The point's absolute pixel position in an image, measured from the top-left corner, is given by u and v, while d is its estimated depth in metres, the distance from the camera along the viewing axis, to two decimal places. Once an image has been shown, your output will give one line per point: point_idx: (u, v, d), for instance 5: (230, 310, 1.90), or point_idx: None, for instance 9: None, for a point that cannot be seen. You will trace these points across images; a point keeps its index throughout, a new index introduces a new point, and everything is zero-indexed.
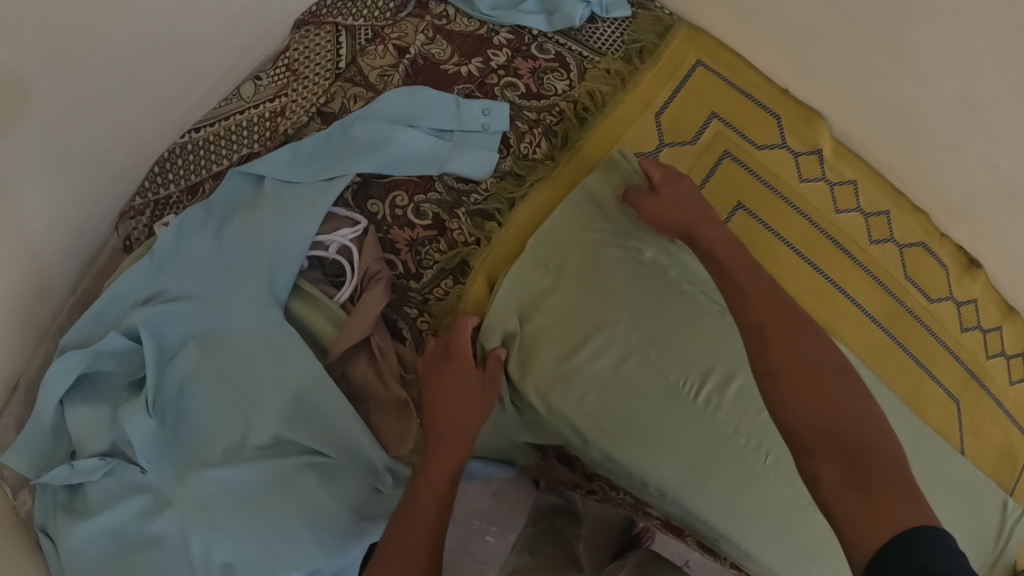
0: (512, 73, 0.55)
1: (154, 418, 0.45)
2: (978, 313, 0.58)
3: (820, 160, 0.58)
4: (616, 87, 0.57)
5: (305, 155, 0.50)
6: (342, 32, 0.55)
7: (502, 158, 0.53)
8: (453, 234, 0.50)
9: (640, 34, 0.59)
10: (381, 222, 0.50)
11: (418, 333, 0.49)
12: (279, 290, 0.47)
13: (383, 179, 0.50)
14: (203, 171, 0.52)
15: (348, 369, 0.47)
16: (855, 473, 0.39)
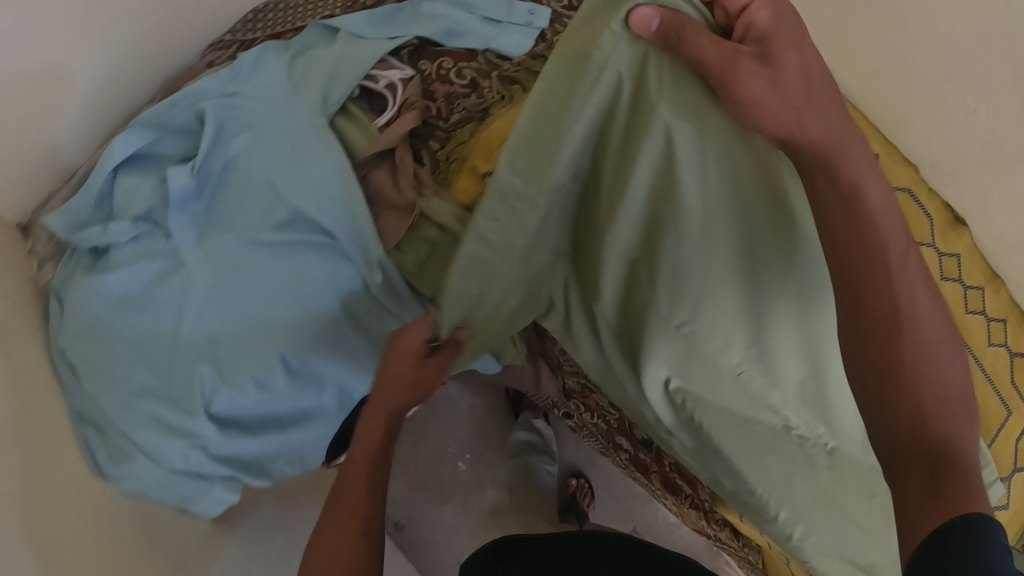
0: None
1: (194, 177, 0.51)
2: (959, 266, 0.59)
3: (826, 99, 0.64)
4: None
5: (378, 18, 0.59)
6: None
7: (539, 45, 0.59)
8: (484, 92, 0.58)
9: None
10: (427, 77, 0.58)
11: (435, 159, 0.58)
12: (331, 104, 0.55)
13: (436, 47, 0.59)
14: (288, 25, 0.61)
15: (372, 172, 0.57)
16: (929, 471, 0.43)
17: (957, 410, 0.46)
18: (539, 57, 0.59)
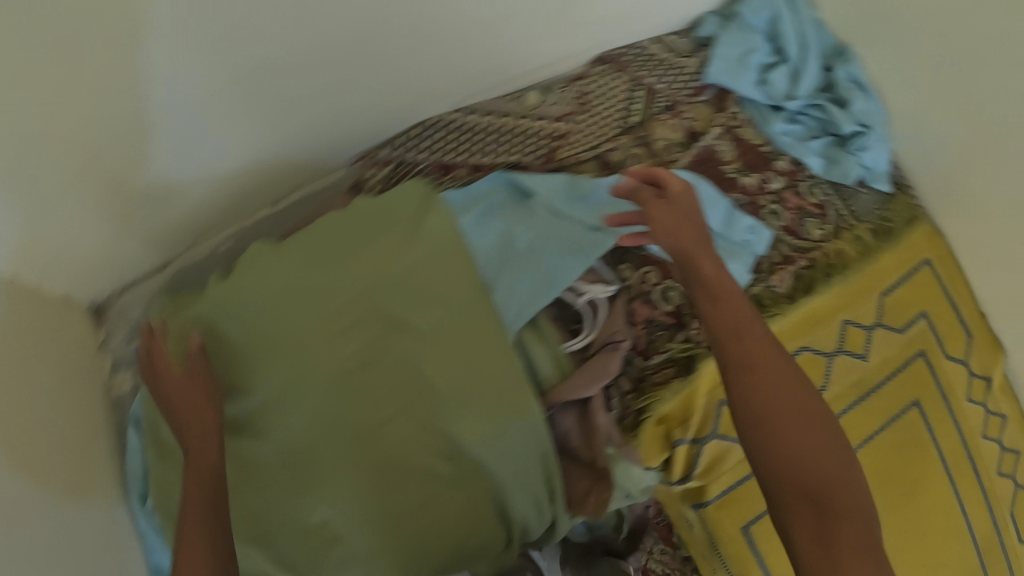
0: None
1: (485, 257, 0.74)
2: (996, 510, 0.88)
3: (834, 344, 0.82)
4: (764, 318, 0.78)
5: (576, 188, 0.78)
6: (641, 88, 0.86)
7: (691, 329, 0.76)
8: (691, 331, 0.76)
9: (779, 302, 0.79)
10: (630, 288, 0.77)
11: (623, 405, 0.74)
12: (520, 322, 0.72)
13: (641, 256, 0.78)
14: (462, 160, 0.81)
15: (560, 416, 0.72)
16: (820, 519, 0.50)
17: (833, 524, 0.50)
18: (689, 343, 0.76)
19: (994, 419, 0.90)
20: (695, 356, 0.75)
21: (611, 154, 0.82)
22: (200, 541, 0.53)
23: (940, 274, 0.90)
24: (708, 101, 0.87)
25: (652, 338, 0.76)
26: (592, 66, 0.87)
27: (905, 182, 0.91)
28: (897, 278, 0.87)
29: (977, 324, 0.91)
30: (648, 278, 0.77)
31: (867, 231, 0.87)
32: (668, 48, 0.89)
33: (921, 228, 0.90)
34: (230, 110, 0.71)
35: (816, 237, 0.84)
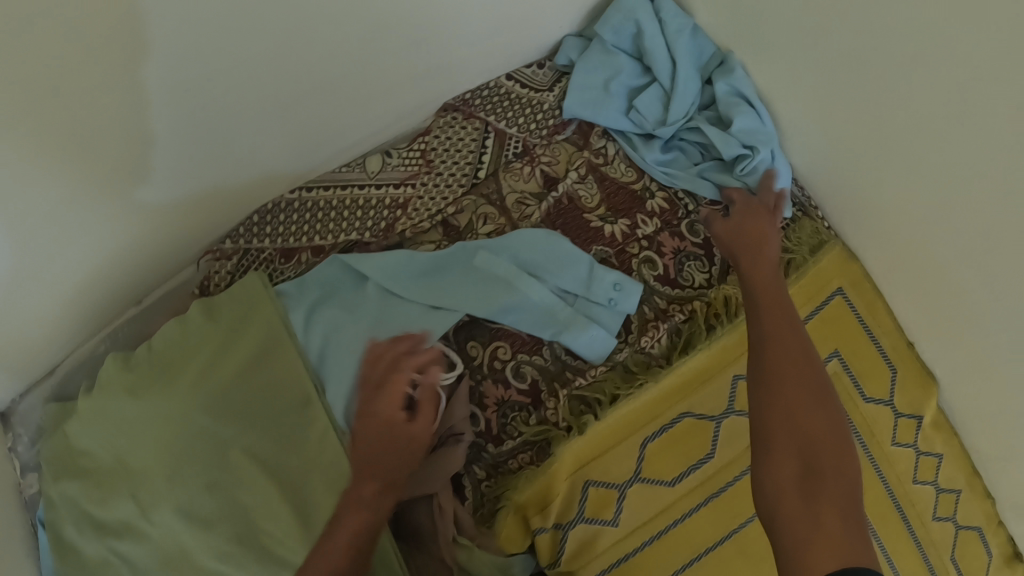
0: (582, 367, 0.73)
1: (323, 350, 0.73)
2: (923, 545, 0.88)
3: (724, 406, 0.74)
4: (633, 387, 0.72)
5: (416, 265, 0.74)
6: (491, 135, 0.79)
7: (549, 408, 0.72)
8: (548, 410, 0.72)
9: (648, 367, 0.73)
10: (477, 368, 0.73)
11: (479, 493, 0.71)
12: (357, 417, 0.71)
13: (492, 329, 0.73)
14: (303, 242, 0.77)
15: (408, 512, 0.70)
16: (808, 495, 0.50)
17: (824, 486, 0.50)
18: (546, 424, 0.71)
19: (926, 458, 0.87)
20: (552, 434, 0.71)
21: (455, 217, 0.77)
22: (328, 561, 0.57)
23: (856, 304, 0.84)
24: (569, 138, 0.80)
25: (505, 420, 0.72)
26: (438, 116, 0.80)
27: (807, 204, 0.85)
28: (801, 317, 0.81)
29: (903, 356, 0.85)
30: (498, 354, 0.73)
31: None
32: (524, 83, 0.82)
33: (831, 254, 0.83)
34: (175, 172, 0.71)
35: (697, 283, 0.76)
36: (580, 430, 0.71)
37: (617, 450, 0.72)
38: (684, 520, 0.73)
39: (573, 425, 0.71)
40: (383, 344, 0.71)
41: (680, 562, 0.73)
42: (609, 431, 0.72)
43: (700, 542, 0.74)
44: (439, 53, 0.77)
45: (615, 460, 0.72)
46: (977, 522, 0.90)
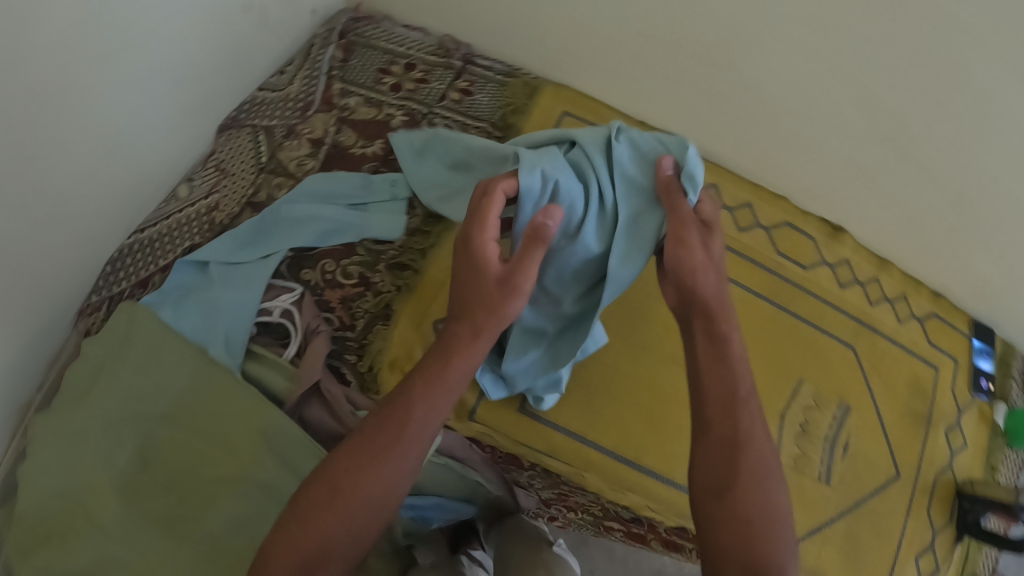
0: (392, 247, 0.93)
1: (192, 328, 0.88)
2: (750, 253, 1.05)
3: None
4: (431, 242, 0.93)
5: (240, 237, 0.93)
6: (260, 132, 1.01)
7: (380, 284, 0.91)
8: (378, 285, 0.91)
9: (439, 222, 0.94)
10: (315, 283, 0.92)
11: (359, 372, 0.88)
12: (235, 358, 0.86)
13: (313, 254, 0.93)
14: (153, 267, 0.94)
15: (307, 411, 0.86)
16: (727, 489, 0.65)
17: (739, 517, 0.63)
18: (383, 296, 0.91)
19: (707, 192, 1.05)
20: (391, 303, 0.90)
21: (256, 196, 0.97)
22: (314, 534, 0.60)
23: (580, 115, 1.05)
24: (320, 109, 1.03)
25: (353, 309, 0.91)
26: (218, 138, 1.01)
27: (514, 69, 1.08)
28: (543, 140, 1.02)
29: (642, 132, 1.06)
30: (329, 269, 0.93)
31: (492, 122, 1.02)
32: (271, 89, 1.05)
33: (545, 92, 1.05)
34: (18, 259, 0.78)
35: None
36: (409, 287, 0.91)
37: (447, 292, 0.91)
38: None
39: (402, 285, 0.90)
40: (236, 298, 0.89)
41: None
42: (433, 279, 0.91)
43: None
44: (200, 86, 0.95)
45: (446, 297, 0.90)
46: (783, 219, 1.08)
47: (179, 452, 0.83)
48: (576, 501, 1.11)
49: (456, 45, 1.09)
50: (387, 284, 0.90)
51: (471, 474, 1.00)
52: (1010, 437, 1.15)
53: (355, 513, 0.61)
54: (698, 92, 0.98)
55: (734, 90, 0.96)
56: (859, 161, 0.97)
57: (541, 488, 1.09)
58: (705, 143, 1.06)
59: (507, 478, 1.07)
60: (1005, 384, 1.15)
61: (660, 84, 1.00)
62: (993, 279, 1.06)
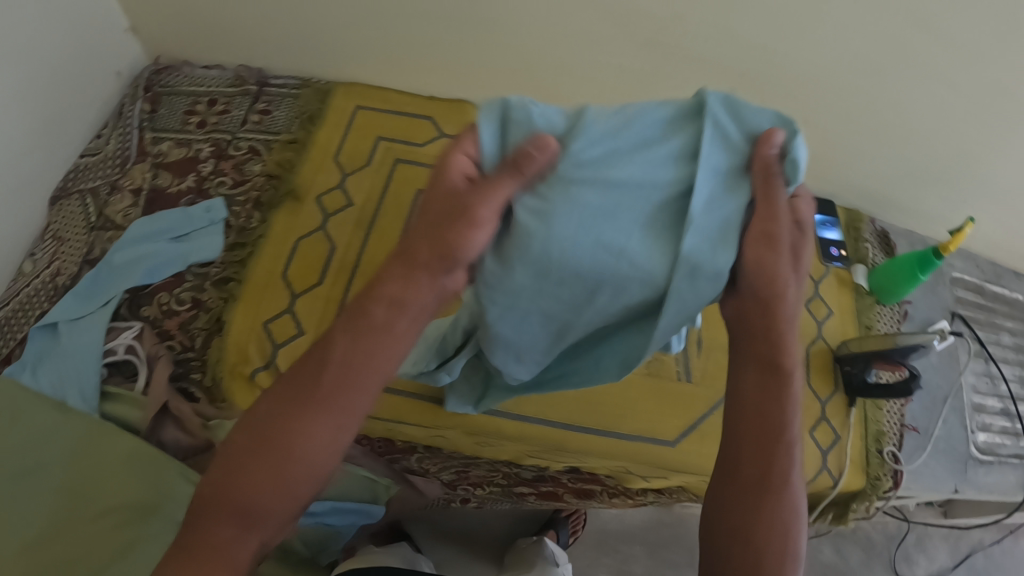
0: (214, 265, 0.99)
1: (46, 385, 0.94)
2: None
3: (317, 216, 1.01)
4: (248, 251, 0.99)
5: (79, 292, 1.00)
6: (86, 195, 1.08)
7: (209, 301, 0.97)
8: (208, 303, 0.97)
9: (252, 233, 1.00)
10: (153, 317, 0.98)
11: (204, 386, 0.94)
12: (90, 400, 0.92)
13: (147, 291, 1.00)
14: (9, 342, 1.00)
15: (162, 432, 0.91)
16: (757, 483, 0.53)
17: (734, 505, 0.54)
18: (213, 311, 0.97)
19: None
20: (222, 315, 0.96)
21: (91, 253, 1.04)
22: (225, 494, 0.48)
23: (373, 107, 1.11)
24: (136, 160, 1.09)
25: (189, 331, 0.97)
26: (51, 211, 1.08)
27: (307, 78, 1.14)
28: (341, 135, 1.07)
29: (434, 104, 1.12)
30: (165, 300, 0.99)
31: (292, 131, 1.08)
32: (91, 155, 1.12)
33: (337, 92, 1.12)
34: None
35: (255, 172, 1.06)
36: (234, 297, 0.96)
37: (271, 292, 0.97)
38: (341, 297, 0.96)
39: (227, 297, 0.96)
40: (81, 347, 0.95)
41: None
42: (254, 285, 0.97)
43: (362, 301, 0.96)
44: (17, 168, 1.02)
45: (269, 298, 0.96)
46: None
47: (57, 497, 0.83)
48: (474, 476, 1.17)
49: (250, 72, 1.15)
50: (213, 299, 0.96)
51: (358, 468, 1.09)
52: (879, 294, 1.17)
53: (276, 495, 0.48)
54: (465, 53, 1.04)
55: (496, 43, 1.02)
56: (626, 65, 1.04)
57: (438, 472, 1.16)
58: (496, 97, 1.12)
59: (398, 467, 1.14)
60: (858, 247, 1.19)
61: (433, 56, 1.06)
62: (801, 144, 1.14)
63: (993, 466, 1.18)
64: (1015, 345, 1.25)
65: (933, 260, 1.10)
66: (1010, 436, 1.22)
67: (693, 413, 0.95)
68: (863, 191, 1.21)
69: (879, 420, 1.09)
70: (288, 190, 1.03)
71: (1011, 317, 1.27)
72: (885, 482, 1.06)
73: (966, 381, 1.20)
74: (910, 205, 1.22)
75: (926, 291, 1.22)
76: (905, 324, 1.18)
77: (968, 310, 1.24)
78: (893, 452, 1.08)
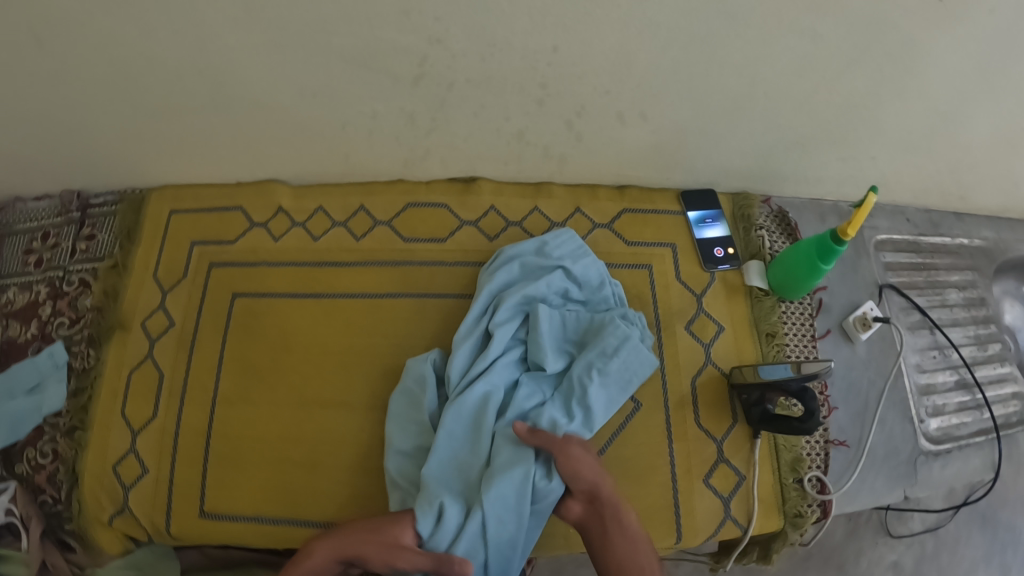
0: (66, 413, 1.01)
1: None
2: (385, 253, 1.00)
3: (146, 343, 1.01)
4: (92, 395, 1.00)
5: None
6: None
7: (69, 450, 0.99)
8: (66, 453, 0.99)
9: (94, 374, 1.01)
10: (24, 473, 1.00)
11: (79, 535, 0.97)
12: None
13: (15, 448, 1.01)
14: None
15: None
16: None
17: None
18: (72, 460, 0.98)
19: (313, 218, 1.04)
20: (75, 464, 0.98)
21: None
22: None
23: (184, 206, 1.08)
24: None
25: (57, 482, 0.99)
26: None
27: (127, 192, 1.12)
28: (157, 249, 1.06)
29: (241, 191, 1.07)
30: (32, 456, 1.01)
31: (113, 254, 1.07)
32: None
33: (152, 201, 1.10)
34: None
35: (86, 308, 1.06)
36: (88, 443, 0.98)
37: (115, 432, 0.98)
38: (181, 425, 0.96)
39: (83, 445, 0.98)
40: None
41: (206, 447, 0.94)
42: (103, 427, 0.98)
43: (198, 425, 0.95)
44: None
45: (116, 439, 0.98)
46: (410, 199, 1.03)
47: None
48: None
49: (71, 196, 1.13)
50: (70, 449, 0.98)
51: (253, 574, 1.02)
52: (781, 292, 1.01)
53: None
54: (252, 134, 0.97)
55: (275, 118, 0.93)
56: (414, 110, 0.89)
57: None
58: (304, 170, 1.04)
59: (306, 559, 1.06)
60: (750, 239, 1.06)
61: (224, 144, 1.00)
62: (655, 138, 0.97)
63: (952, 456, 1.02)
64: (964, 300, 1.12)
65: (834, 247, 0.91)
66: (970, 413, 1.05)
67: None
68: (748, 167, 1.06)
69: (797, 443, 0.93)
70: (114, 322, 1.03)
71: (955, 269, 1.14)
72: (808, 516, 0.90)
73: (907, 362, 1.05)
74: (804, 171, 1.08)
75: (844, 267, 1.08)
76: (819, 318, 1.03)
77: (900, 275, 1.10)
78: (817, 477, 0.93)
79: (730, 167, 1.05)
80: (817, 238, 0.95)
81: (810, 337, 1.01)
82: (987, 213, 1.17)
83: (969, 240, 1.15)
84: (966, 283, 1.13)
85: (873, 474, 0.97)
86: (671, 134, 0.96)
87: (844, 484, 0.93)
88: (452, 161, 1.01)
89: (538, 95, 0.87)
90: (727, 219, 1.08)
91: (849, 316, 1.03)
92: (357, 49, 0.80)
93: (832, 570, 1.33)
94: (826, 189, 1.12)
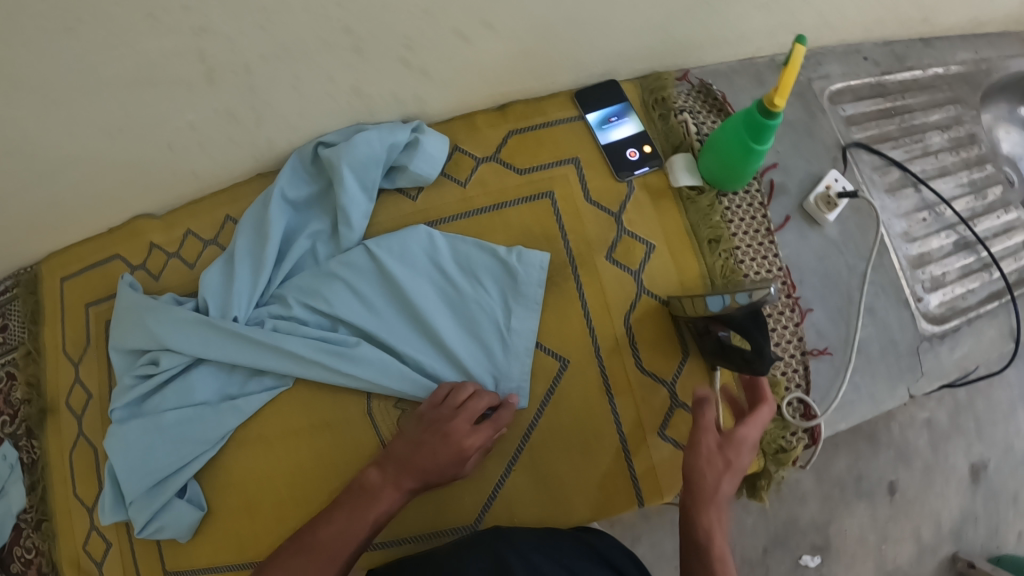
0: (31, 505, 1.00)
1: None
2: None
3: (76, 419, 0.99)
4: (47, 481, 0.99)
5: None
6: None
7: (44, 540, 0.98)
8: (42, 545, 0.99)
9: (43, 460, 1.00)
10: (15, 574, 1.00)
11: None
12: None
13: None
14: None
15: None
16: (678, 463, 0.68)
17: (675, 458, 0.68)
18: (50, 548, 0.98)
19: (184, 244, 0.96)
20: (53, 555, 0.98)
21: None
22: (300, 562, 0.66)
23: (71, 271, 1.02)
24: None
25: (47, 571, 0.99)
26: None
27: (17, 273, 1.06)
28: (59, 323, 1.03)
29: (112, 238, 0.99)
30: (20, 553, 1.00)
31: (24, 341, 1.04)
32: None
33: (42, 274, 1.04)
34: None
35: (19, 400, 1.03)
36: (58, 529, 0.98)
37: (76, 514, 0.97)
38: None
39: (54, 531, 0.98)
40: None
41: None
42: (65, 509, 0.98)
43: None
44: None
45: (79, 516, 0.97)
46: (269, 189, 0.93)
47: None
48: None
49: None
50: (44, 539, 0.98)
51: None
52: (719, 186, 0.84)
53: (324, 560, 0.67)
54: (100, 178, 0.88)
55: (112, 154, 0.84)
56: (228, 105, 0.79)
57: None
58: (167, 200, 0.95)
59: None
60: (670, 127, 0.88)
61: (81, 198, 0.91)
62: (519, 47, 0.80)
63: (960, 335, 0.91)
64: (949, 143, 0.98)
65: (763, 122, 0.71)
66: (977, 277, 0.93)
67: (479, 492, 0.78)
68: (649, 45, 0.85)
69: None
70: (43, 402, 1.01)
71: (933, 108, 0.99)
72: (793, 448, 0.80)
73: (892, 233, 0.91)
74: (722, 31, 0.86)
75: (795, 135, 0.91)
76: (772, 206, 0.87)
77: (867, 129, 0.95)
78: (798, 399, 0.81)
79: (624, 52, 0.85)
80: (743, 113, 0.74)
81: (765, 231, 0.85)
82: (960, 32, 1.01)
83: (944, 68, 1.00)
84: (947, 121, 0.99)
85: (870, 380, 0.85)
86: (533, 39, 0.79)
87: (832, 403, 0.81)
88: (302, 140, 0.89)
89: (350, 43, 0.74)
90: (640, 110, 0.90)
91: (810, 195, 0.87)
92: (131, 70, 0.71)
93: (862, 442, 1.20)
94: (756, 46, 0.91)
